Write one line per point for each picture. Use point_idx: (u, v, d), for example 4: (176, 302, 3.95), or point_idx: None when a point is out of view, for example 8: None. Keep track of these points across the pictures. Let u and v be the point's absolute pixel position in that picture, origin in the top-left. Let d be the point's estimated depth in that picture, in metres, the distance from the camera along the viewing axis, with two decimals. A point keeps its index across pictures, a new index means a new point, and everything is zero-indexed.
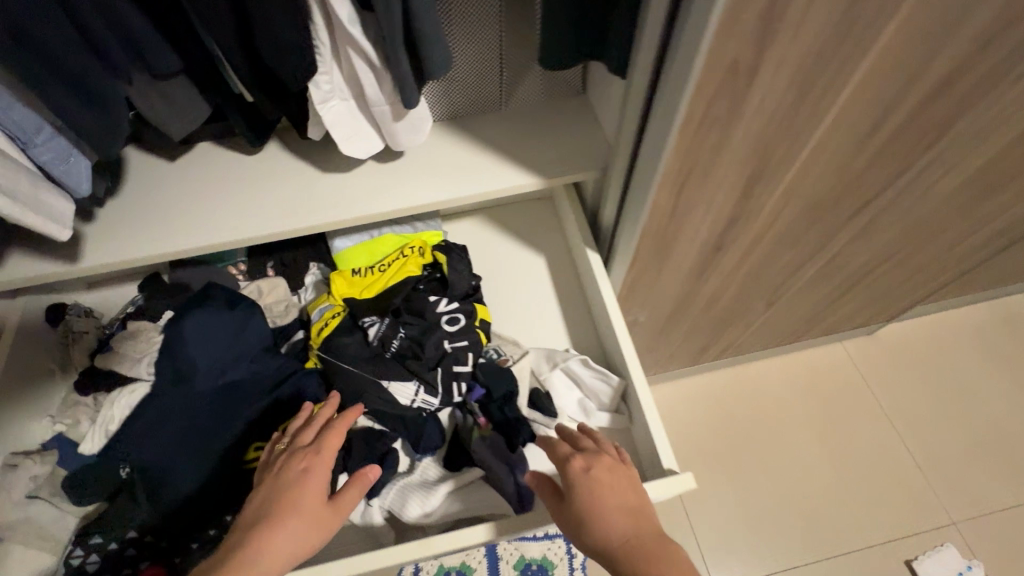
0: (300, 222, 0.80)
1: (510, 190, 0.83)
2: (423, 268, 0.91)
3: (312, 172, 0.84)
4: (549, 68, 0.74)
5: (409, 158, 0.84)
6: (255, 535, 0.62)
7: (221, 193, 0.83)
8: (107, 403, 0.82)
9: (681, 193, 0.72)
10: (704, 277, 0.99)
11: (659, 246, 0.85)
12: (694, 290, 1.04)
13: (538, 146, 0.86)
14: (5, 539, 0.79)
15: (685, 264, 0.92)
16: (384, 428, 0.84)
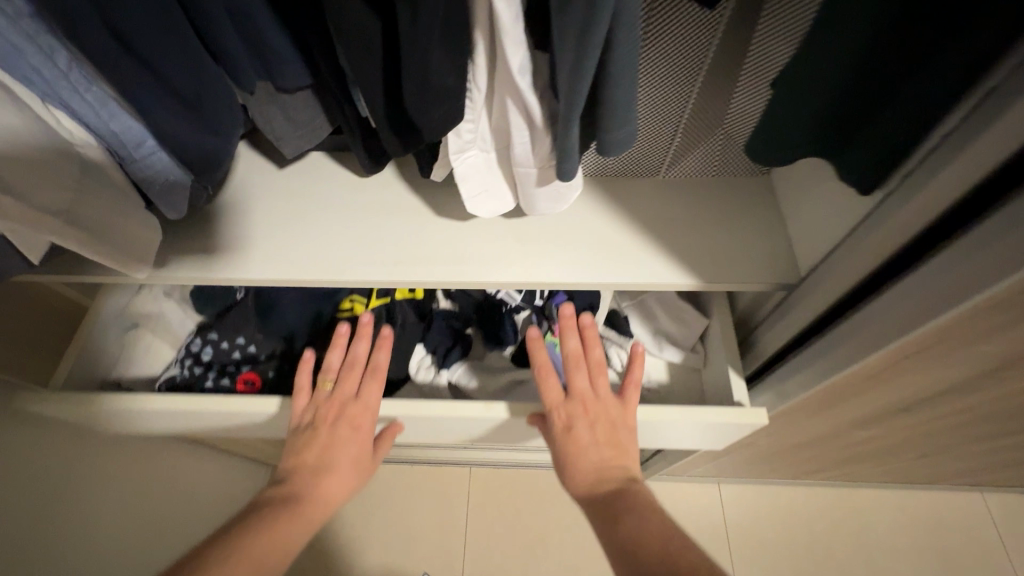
0: (400, 272, 0.69)
1: (653, 286, 0.67)
2: None
3: (426, 215, 0.73)
4: (753, 153, 0.57)
5: (538, 221, 0.71)
6: (321, 479, 0.71)
7: (322, 219, 0.74)
8: None
9: (888, 362, 0.53)
10: (857, 428, 0.78)
11: (822, 397, 0.66)
12: (836, 434, 0.83)
13: (698, 235, 0.69)
14: (138, 324, 0.90)
15: (846, 415, 0.72)
16: (462, 311, 0.91)
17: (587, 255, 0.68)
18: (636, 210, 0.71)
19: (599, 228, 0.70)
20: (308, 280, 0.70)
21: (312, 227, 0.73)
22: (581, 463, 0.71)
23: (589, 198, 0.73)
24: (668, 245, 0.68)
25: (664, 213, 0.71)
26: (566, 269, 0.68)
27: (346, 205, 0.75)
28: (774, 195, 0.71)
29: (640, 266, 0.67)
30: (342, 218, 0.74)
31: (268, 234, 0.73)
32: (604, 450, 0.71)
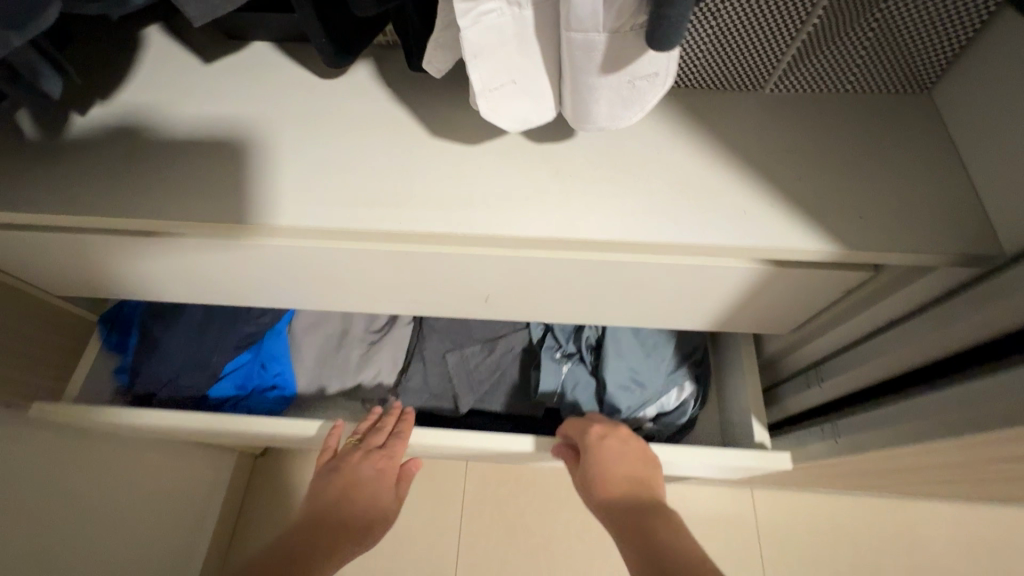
0: (369, 219, 0.46)
1: (764, 252, 0.43)
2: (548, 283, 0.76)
3: (413, 136, 0.49)
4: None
5: (582, 150, 0.47)
6: (365, 504, 0.63)
7: (258, 140, 0.50)
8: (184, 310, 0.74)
9: None
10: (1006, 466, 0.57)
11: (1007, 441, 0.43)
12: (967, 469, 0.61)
13: (833, 176, 0.45)
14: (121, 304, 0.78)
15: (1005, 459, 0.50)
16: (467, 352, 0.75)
17: (656, 202, 0.44)
18: (731, 139, 0.47)
19: (674, 161, 0.46)
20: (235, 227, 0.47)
21: (242, 151, 0.49)
22: (607, 479, 0.58)
23: (660, 119, 0.48)
24: (780, 191, 0.44)
25: (774, 143, 0.46)
26: (626, 212, 0.44)
27: (296, 120, 0.51)
28: (944, 126, 0.47)
29: (739, 220, 0.43)
30: (288, 138, 0.50)
31: (176, 158, 0.49)
32: (633, 463, 0.60)
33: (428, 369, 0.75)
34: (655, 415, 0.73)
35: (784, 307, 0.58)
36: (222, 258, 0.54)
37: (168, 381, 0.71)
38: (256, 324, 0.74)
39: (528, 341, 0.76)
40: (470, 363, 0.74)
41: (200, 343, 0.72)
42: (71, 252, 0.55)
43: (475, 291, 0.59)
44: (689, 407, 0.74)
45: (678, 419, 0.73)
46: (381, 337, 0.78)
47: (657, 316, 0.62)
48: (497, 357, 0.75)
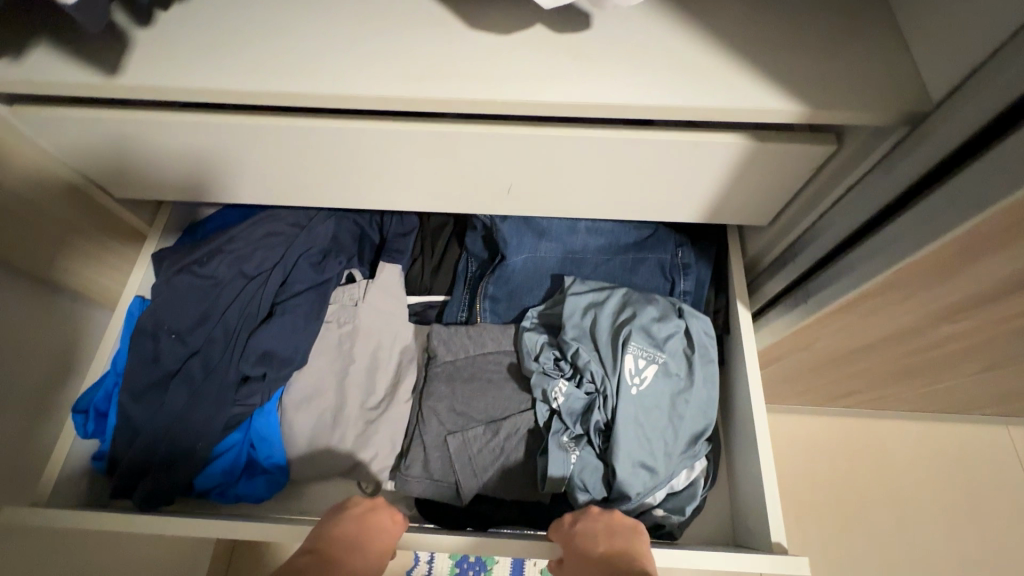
0: (424, 90, 0.55)
1: (747, 115, 0.53)
2: (553, 352, 0.81)
3: (452, 26, 0.57)
4: None
5: (597, 37, 0.56)
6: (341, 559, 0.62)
7: (320, 27, 0.58)
8: (183, 371, 0.78)
9: None
10: (947, 319, 0.68)
11: (941, 266, 0.54)
12: (914, 330, 0.73)
13: (805, 59, 0.54)
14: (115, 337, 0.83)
15: (942, 298, 0.61)
16: (474, 435, 0.80)
17: (661, 75, 0.54)
18: (722, 30, 0.56)
19: (674, 45, 0.55)
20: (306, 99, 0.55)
21: (306, 35, 0.57)
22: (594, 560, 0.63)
23: (660, 13, 0.57)
24: (762, 66, 0.54)
25: (755, 29, 0.56)
26: (635, 85, 0.54)
27: (349, 13, 0.59)
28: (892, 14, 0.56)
29: (729, 90, 0.53)
30: (345, 25, 0.58)
31: (247, 42, 0.57)
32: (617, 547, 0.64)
33: (431, 455, 0.79)
34: (663, 498, 0.78)
35: (765, 190, 0.68)
36: (287, 143, 0.63)
37: (160, 438, 0.77)
38: (243, 405, 0.80)
39: (534, 422, 0.81)
40: (473, 446, 0.79)
41: (186, 416, 0.77)
42: (153, 138, 0.64)
43: (500, 180, 0.68)
44: (698, 488, 0.78)
45: (687, 503, 0.77)
46: (381, 417, 0.84)
47: (655, 205, 0.72)
48: (499, 442, 0.80)
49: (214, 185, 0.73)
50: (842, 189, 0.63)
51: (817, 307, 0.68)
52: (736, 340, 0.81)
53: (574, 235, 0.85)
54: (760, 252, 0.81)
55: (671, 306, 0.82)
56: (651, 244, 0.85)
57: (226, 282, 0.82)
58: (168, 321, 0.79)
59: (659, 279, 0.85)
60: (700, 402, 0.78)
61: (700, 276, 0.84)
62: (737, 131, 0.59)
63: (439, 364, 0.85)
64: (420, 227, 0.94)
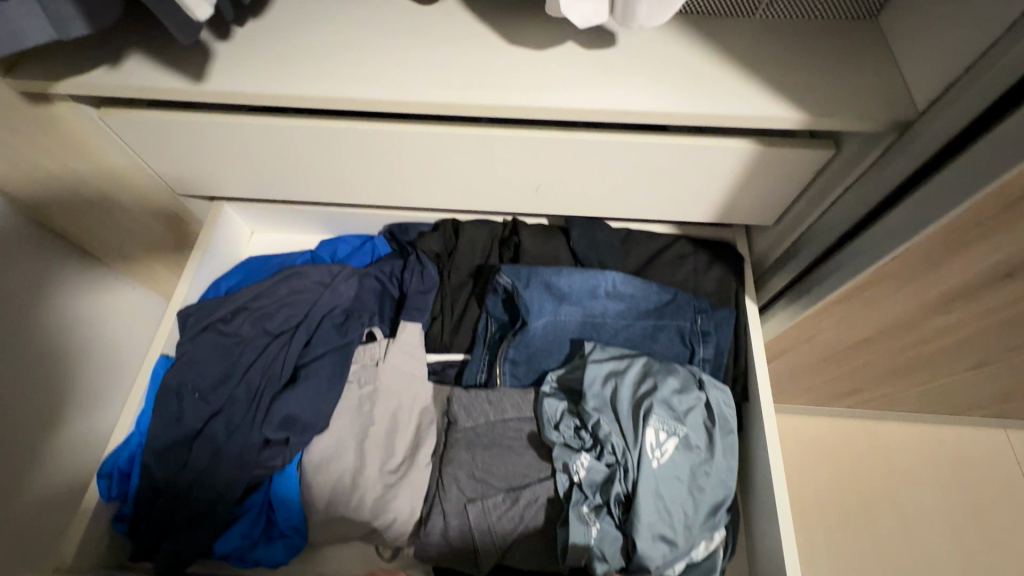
0: (470, 97, 0.62)
1: (755, 121, 0.60)
2: (575, 419, 0.74)
3: (494, 44, 0.65)
4: None
5: (623, 54, 0.64)
6: None
7: (378, 43, 0.66)
8: (203, 435, 0.76)
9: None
10: (939, 309, 0.74)
11: (930, 256, 0.60)
12: (910, 322, 0.79)
13: (805, 74, 0.62)
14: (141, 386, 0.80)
15: (933, 288, 0.68)
16: (491, 507, 0.73)
17: (681, 87, 0.61)
18: (732, 49, 0.63)
19: (691, 61, 0.63)
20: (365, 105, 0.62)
21: (365, 49, 0.65)
22: None
23: (677, 35, 0.65)
24: (769, 80, 0.61)
25: (763, 49, 0.63)
26: (656, 94, 0.61)
27: (403, 31, 0.66)
28: (884, 38, 0.64)
29: (739, 99, 0.60)
30: (401, 42, 0.65)
31: (314, 56, 0.64)
32: None
33: (450, 522, 0.73)
34: (682, 571, 0.72)
35: (772, 192, 0.74)
36: (342, 144, 0.70)
37: (178, 502, 0.74)
38: (264, 467, 0.77)
39: (553, 492, 0.74)
40: (492, 515, 0.72)
41: (206, 481, 0.74)
42: (224, 140, 0.72)
43: (528, 181, 0.75)
44: (717, 559, 0.73)
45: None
46: (401, 481, 0.77)
47: (671, 204, 0.78)
48: (519, 511, 0.73)
49: (269, 184, 0.81)
50: (842, 189, 0.69)
51: (820, 300, 0.74)
52: (755, 397, 0.79)
53: (595, 299, 0.79)
54: (766, 251, 0.88)
55: (691, 376, 0.76)
56: (672, 310, 0.79)
57: (251, 339, 0.81)
58: (193, 379, 0.77)
59: (683, 346, 0.79)
60: (721, 477, 0.71)
61: (720, 344, 0.79)
62: (746, 138, 0.66)
63: (459, 431, 0.77)
64: (439, 283, 0.87)
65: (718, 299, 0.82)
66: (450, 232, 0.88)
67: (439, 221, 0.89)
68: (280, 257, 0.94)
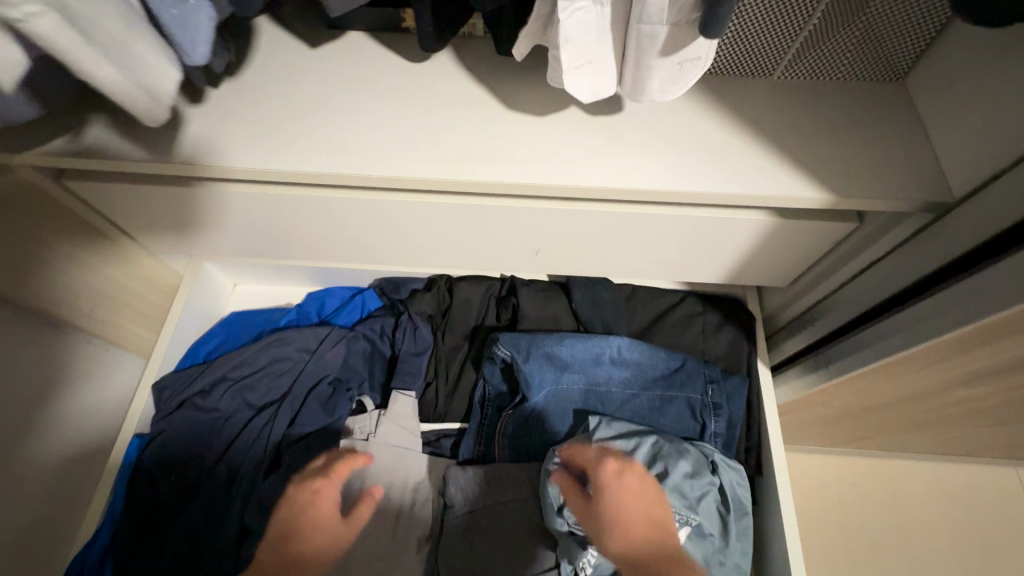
0: (466, 172, 0.57)
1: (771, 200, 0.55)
2: (579, 506, 0.69)
3: (492, 109, 0.60)
4: (974, 25, 0.42)
5: (630, 122, 0.59)
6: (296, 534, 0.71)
7: (366, 108, 0.61)
8: (179, 524, 0.72)
9: None
10: (964, 384, 0.70)
11: (959, 346, 0.56)
12: (931, 392, 0.75)
13: (828, 145, 0.57)
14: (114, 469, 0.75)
15: (960, 369, 0.63)
16: None
17: (693, 161, 0.57)
18: (746, 116, 0.59)
19: (704, 130, 0.58)
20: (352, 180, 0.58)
21: (352, 115, 0.60)
22: (625, 521, 0.64)
23: (689, 99, 0.60)
24: (790, 154, 0.56)
25: (781, 117, 0.59)
26: (665, 168, 0.56)
27: (393, 93, 0.62)
28: (913, 106, 0.59)
29: (755, 175, 0.56)
30: (391, 106, 0.61)
31: (296, 124, 0.60)
32: (637, 509, 0.65)
33: None
34: None
35: (788, 260, 0.70)
36: (327, 212, 0.65)
37: None
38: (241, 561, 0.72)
39: None
40: None
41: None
42: (201, 207, 0.67)
43: (528, 246, 0.70)
44: None
45: None
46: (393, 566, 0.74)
47: (680, 269, 0.74)
48: None
49: (251, 245, 0.76)
50: (867, 263, 0.65)
51: (839, 375, 0.70)
52: (768, 471, 0.76)
53: (600, 367, 0.76)
54: (779, 310, 0.83)
55: (702, 457, 0.71)
56: (679, 379, 0.76)
57: (232, 418, 0.78)
58: (170, 460, 0.75)
59: (693, 420, 0.75)
60: (734, 565, 0.69)
61: (731, 417, 0.75)
62: (764, 211, 0.62)
63: (455, 514, 0.74)
64: (433, 345, 0.85)
65: (728, 367, 0.80)
66: (444, 292, 0.86)
67: (431, 279, 0.87)
68: (265, 312, 0.93)
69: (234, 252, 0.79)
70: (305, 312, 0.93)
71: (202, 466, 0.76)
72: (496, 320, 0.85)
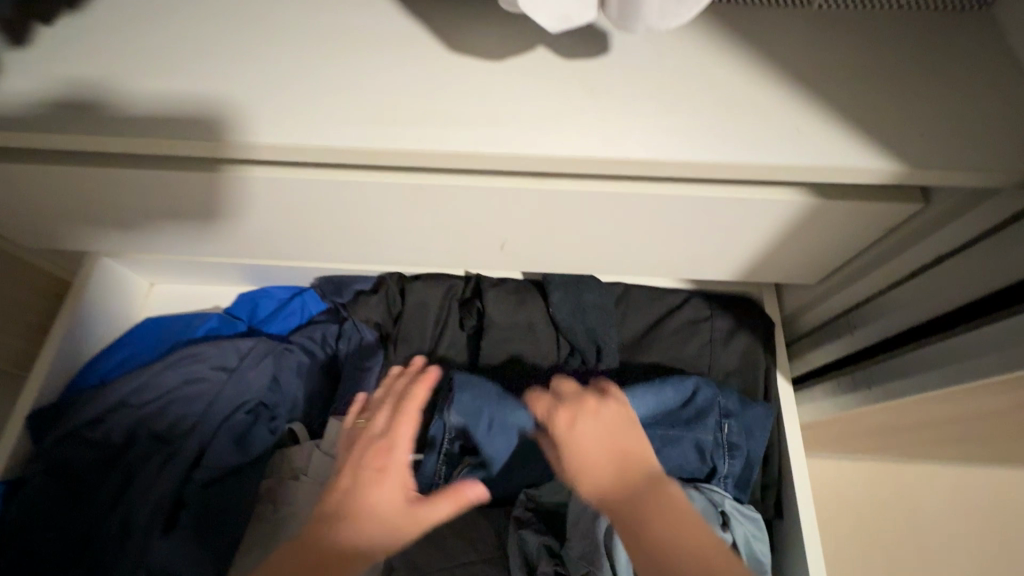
0: (390, 139, 0.42)
1: (802, 173, 0.40)
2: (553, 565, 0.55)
3: (428, 54, 0.45)
4: None
5: (613, 68, 0.43)
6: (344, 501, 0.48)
7: (258, 56, 0.45)
8: None
9: None
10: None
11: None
12: (990, 417, 0.60)
13: (886, 95, 0.41)
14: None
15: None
16: None
17: (701, 120, 0.41)
18: (773, 57, 0.43)
19: (713, 76, 0.43)
20: (238, 155, 0.44)
21: (239, 64, 0.45)
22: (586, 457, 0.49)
23: (695, 35, 0.44)
24: (835, 108, 0.41)
25: (822, 56, 0.43)
26: (658, 132, 0.41)
27: (296, 36, 0.46)
28: (1003, 40, 0.43)
29: (781, 139, 0.40)
30: (293, 51, 0.45)
31: (165, 76, 0.45)
32: (608, 441, 0.50)
33: None
34: None
35: (819, 252, 0.55)
36: (227, 197, 0.50)
37: None
38: None
39: None
40: None
41: None
42: (56, 193, 0.51)
43: (490, 238, 0.55)
44: None
45: None
46: None
47: (683, 264, 0.58)
48: None
49: (148, 239, 0.61)
50: (931, 258, 0.49)
51: (885, 398, 0.55)
52: (791, 514, 0.62)
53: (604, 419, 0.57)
54: (802, 310, 0.68)
55: (711, 507, 0.58)
56: (692, 415, 0.60)
57: (131, 452, 0.62)
58: (42, 513, 0.59)
59: (709, 473, 0.59)
60: None
61: (749, 457, 0.61)
62: (794, 189, 0.47)
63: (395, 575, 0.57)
64: (383, 361, 0.70)
65: (741, 385, 0.66)
66: (395, 295, 0.70)
67: (380, 279, 0.72)
68: (181, 318, 0.76)
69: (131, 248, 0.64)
70: (232, 317, 0.77)
71: (84, 521, 0.59)
72: (459, 329, 0.70)
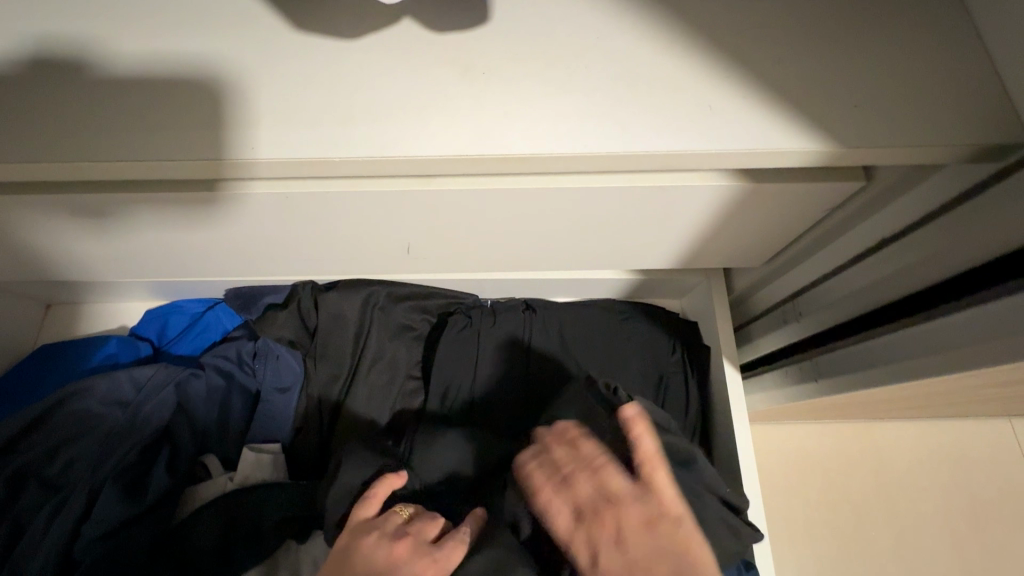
0: (239, 143, 0.36)
1: (706, 158, 0.34)
2: None
3: (274, 34, 0.37)
4: None
5: (493, 37, 0.36)
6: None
7: (70, 48, 0.37)
8: None
9: None
10: (984, 390, 0.51)
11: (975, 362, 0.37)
12: (941, 396, 0.56)
13: (811, 55, 0.34)
14: None
15: (983, 381, 0.44)
16: None
17: (597, 102, 0.34)
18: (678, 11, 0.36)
19: (611, 45, 0.35)
20: (64, 174, 0.38)
21: (53, 59, 0.37)
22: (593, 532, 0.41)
23: None
24: (757, 77, 0.34)
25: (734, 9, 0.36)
26: (543, 115, 0.35)
27: (116, 18, 0.38)
28: None
29: (685, 114, 0.34)
30: (112, 38, 0.38)
31: None
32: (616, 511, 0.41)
33: None
34: None
35: (756, 237, 0.49)
36: (94, 211, 0.46)
37: None
38: None
39: None
40: None
41: None
42: None
43: (394, 241, 0.50)
44: None
45: None
46: None
47: (613, 256, 0.54)
48: None
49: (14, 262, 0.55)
50: (879, 240, 0.44)
51: (834, 390, 0.51)
52: None
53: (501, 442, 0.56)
54: (752, 293, 0.63)
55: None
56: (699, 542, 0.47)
57: (17, 500, 0.56)
58: None
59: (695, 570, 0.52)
60: None
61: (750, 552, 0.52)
62: (719, 173, 0.40)
63: None
64: (304, 380, 0.64)
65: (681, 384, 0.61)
66: (309, 306, 0.64)
67: (292, 288, 0.65)
68: (77, 342, 0.69)
69: (11, 267, 0.59)
70: (136, 338, 0.70)
71: None
72: (382, 337, 0.64)
